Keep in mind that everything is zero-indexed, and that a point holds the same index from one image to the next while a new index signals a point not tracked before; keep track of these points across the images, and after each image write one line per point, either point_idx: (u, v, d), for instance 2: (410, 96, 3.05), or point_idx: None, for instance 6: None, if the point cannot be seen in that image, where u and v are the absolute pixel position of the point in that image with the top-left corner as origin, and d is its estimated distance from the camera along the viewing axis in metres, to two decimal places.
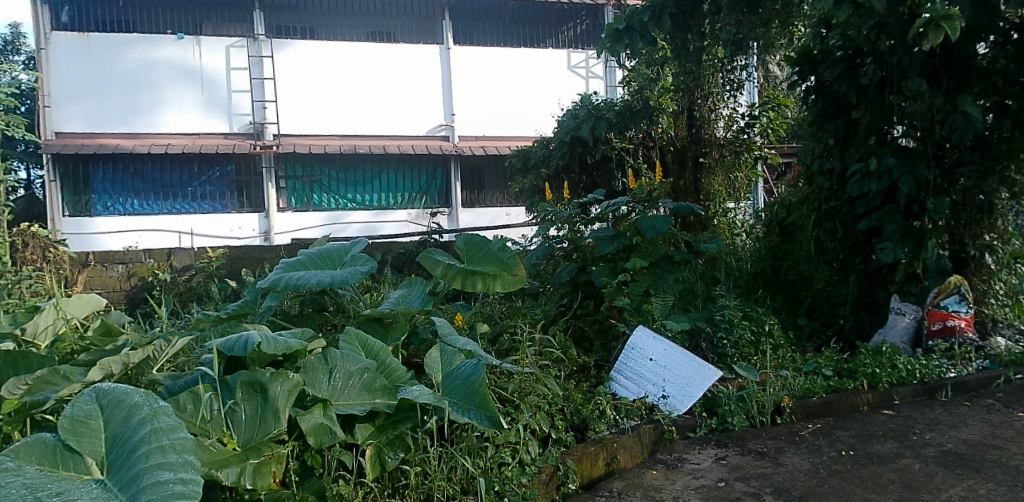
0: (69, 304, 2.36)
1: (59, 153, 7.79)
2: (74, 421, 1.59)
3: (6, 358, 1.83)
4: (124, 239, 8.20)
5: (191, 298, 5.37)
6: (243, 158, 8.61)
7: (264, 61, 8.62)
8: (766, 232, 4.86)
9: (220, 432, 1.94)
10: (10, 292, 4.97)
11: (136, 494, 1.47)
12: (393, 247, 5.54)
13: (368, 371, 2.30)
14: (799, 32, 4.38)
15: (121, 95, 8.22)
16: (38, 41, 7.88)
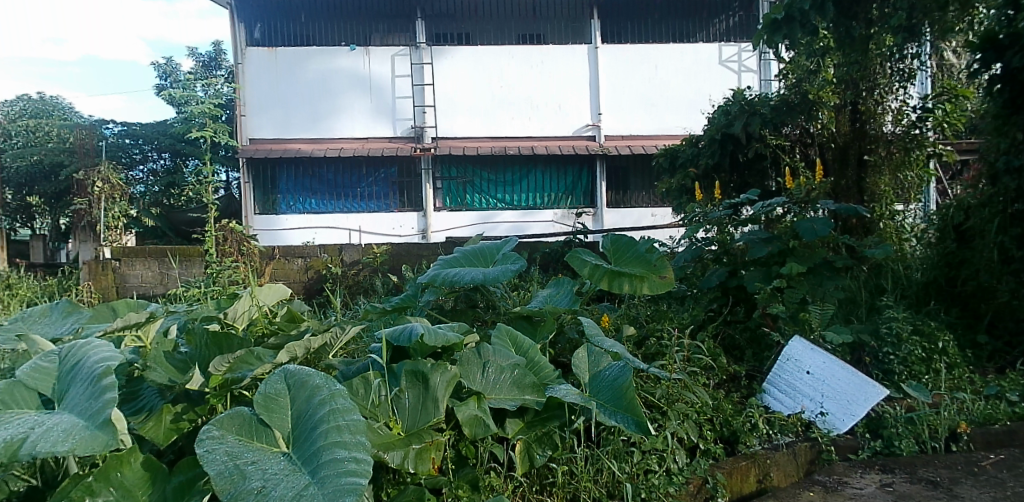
0: (262, 293, 2.58)
1: (251, 156, 8.70)
2: (267, 398, 1.76)
3: (212, 338, 2.01)
4: (305, 234, 8.94)
5: (359, 290, 5.80)
6: (405, 160, 9.14)
7: (425, 67, 9.10)
8: (937, 237, 4.32)
9: (387, 417, 2.07)
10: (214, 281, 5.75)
11: (316, 469, 1.62)
12: (540, 246, 5.60)
13: (519, 367, 2.35)
14: (980, 14, 3.89)
15: (303, 103, 9.04)
16: (236, 57, 8.86)
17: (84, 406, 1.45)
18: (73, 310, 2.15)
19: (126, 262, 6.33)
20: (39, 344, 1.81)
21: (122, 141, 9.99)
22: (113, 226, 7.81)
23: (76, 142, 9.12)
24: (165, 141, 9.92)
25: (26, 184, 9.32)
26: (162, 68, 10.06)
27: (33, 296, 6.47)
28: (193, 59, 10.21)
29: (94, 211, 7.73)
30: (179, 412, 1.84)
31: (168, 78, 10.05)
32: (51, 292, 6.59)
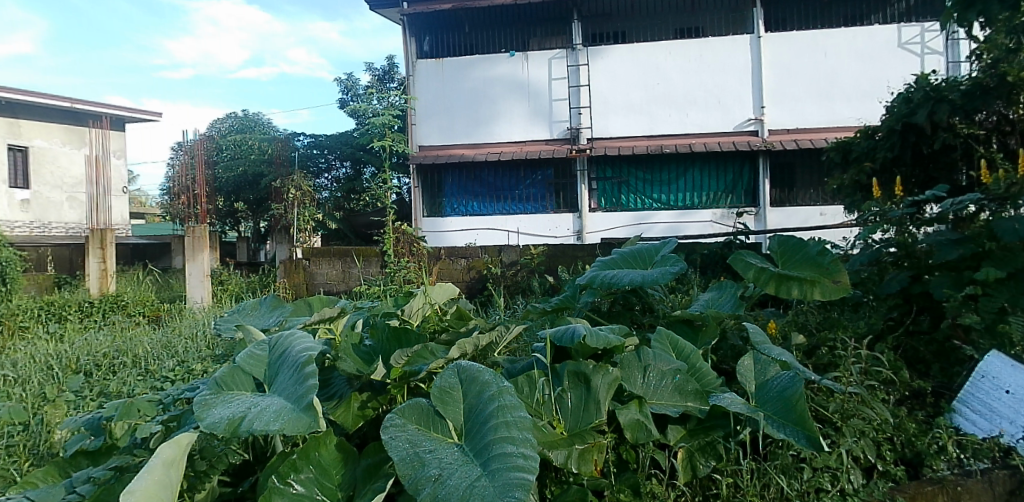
0: (434, 291, 2.74)
1: (421, 162, 9.24)
2: (442, 390, 1.87)
3: (393, 333, 2.17)
4: (467, 236, 9.36)
5: (518, 290, 5.96)
6: (560, 162, 9.25)
7: (581, 69, 9.15)
8: None
9: (550, 416, 2.11)
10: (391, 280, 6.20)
11: (487, 462, 1.68)
12: (698, 247, 5.40)
13: (681, 373, 2.29)
14: None
15: (465, 110, 9.44)
16: (407, 69, 9.48)
17: (291, 390, 1.62)
18: (278, 304, 2.41)
19: (314, 261, 6.98)
20: (252, 334, 2.02)
21: (310, 152, 10.79)
22: (303, 228, 8.73)
23: (273, 154, 10.14)
24: (347, 150, 10.61)
25: (234, 192, 10.64)
26: (344, 83, 10.97)
27: (240, 291, 7.36)
28: (370, 73, 11.05)
29: (288, 216, 8.67)
30: (364, 400, 2.00)
31: (348, 92, 10.94)
32: (254, 288, 7.47)
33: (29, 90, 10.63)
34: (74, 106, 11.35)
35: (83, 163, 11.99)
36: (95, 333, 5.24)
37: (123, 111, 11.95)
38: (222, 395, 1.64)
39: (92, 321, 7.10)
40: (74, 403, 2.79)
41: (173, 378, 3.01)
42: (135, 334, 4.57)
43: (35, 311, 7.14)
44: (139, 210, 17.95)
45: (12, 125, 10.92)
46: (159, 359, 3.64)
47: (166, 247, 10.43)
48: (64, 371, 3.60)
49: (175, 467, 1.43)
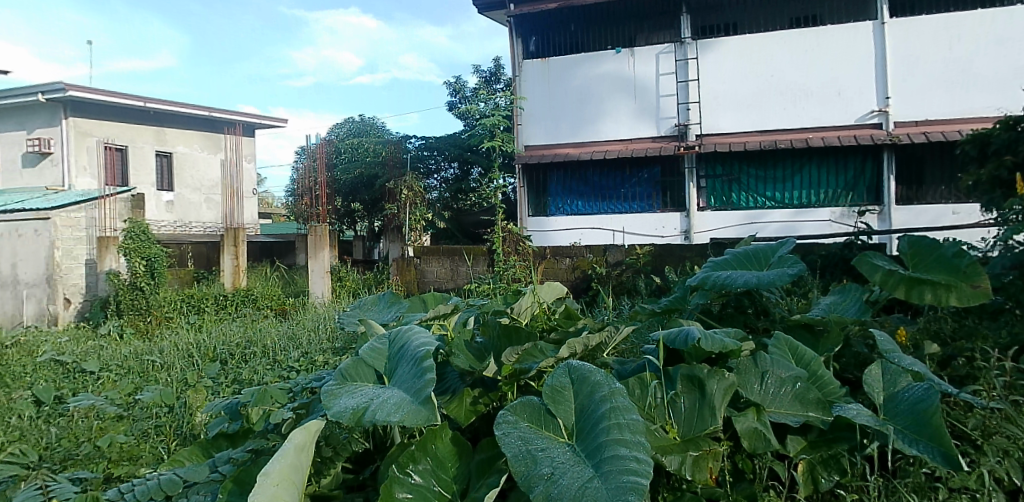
0: (542, 290, 2.75)
1: (527, 162, 9.31)
2: (554, 389, 1.86)
3: (503, 330, 2.17)
4: (571, 235, 9.34)
5: (624, 290, 5.89)
6: (668, 160, 9.04)
7: (690, 63, 8.91)
8: None
9: (662, 420, 2.05)
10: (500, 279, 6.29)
11: (599, 464, 1.65)
12: (815, 247, 5.11)
13: (801, 380, 2.17)
14: None
15: (571, 109, 9.41)
16: (514, 70, 9.59)
17: (410, 383, 1.66)
18: (395, 300, 2.48)
19: (424, 259, 7.21)
20: (373, 327, 2.11)
21: (421, 154, 11.10)
22: (414, 227, 9.08)
23: (387, 156, 10.57)
24: (454, 151, 10.79)
25: (351, 193, 11.20)
26: (453, 86, 11.24)
27: (357, 288, 7.74)
28: (477, 75, 11.26)
29: (400, 216, 9.03)
30: (476, 396, 2.03)
31: (457, 95, 11.21)
32: (369, 284, 7.83)
33: (173, 100, 11.65)
34: (211, 115, 12.34)
35: (218, 167, 13.02)
36: (231, 324, 5.68)
37: (253, 118, 12.87)
38: (346, 386, 1.72)
39: (226, 313, 7.70)
40: (213, 388, 3.03)
41: (301, 368, 3.20)
42: (266, 325, 4.90)
43: (179, 303, 7.85)
44: (266, 209, 19.29)
45: (159, 132, 12.00)
46: (285, 349, 3.88)
47: (290, 245, 11.14)
48: (205, 358, 3.91)
49: (305, 453, 1.50)
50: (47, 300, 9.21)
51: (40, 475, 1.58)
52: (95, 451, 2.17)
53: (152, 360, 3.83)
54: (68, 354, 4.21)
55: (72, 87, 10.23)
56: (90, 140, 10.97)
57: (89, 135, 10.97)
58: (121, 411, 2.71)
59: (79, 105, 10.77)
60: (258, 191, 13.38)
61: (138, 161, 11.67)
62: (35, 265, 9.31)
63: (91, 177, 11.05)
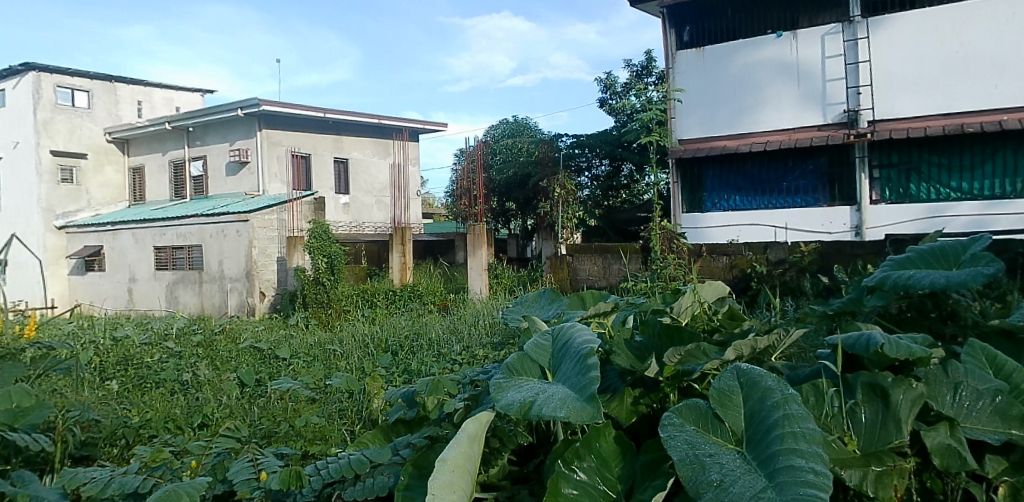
0: (703, 290, 2.68)
1: (680, 157, 9.03)
2: (721, 393, 1.75)
3: (665, 329, 2.09)
4: (727, 232, 8.89)
5: (787, 290, 5.56)
6: (836, 149, 8.41)
7: (860, 43, 8.20)
8: None
9: (841, 431, 1.79)
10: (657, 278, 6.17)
11: (772, 473, 1.51)
12: (1013, 244, 4.52)
13: (1003, 394, 1.80)
14: None
15: (727, 99, 8.99)
16: (667, 61, 9.31)
17: (576, 380, 1.67)
18: (556, 297, 2.51)
19: (576, 256, 7.26)
20: (536, 324, 2.16)
21: (572, 151, 10.98)
22: (567, 225, 9.18)
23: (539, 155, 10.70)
24: (605, 148, 10.58)
25: (505, 193, 11.53)
26: (603, 82, 11.18)
27: (512, 284, 7.97)
28: (628, 69, 11.11)
29: (554, 214, 9.25)
30: (637, 396, 2.00)
31: (608, 90, 11.14)
32: (524, 281, 8.03)
33: (346, 110, 12.63)
34: (381, 122, 13.22)
35: (388, 171, 13.89)
36: (401, 318, 6.08)
37: (416, 123, 13.61)
38: (513, 380, 1.78)
39: (394, 307, 8.24)
40: (387, 376, 3.25)
41: (465, 362, 3.35)
42: (431, 319, 5.16)
43: (354, 297, 8.49)
44: (426, 210, 20.36)
45: (337, 140, 13.09)
46: (447, 343, 4.08)
47: (449, 243, 11.68)
48: (378, 349, 4.21)
49: (477, 443, 1.57)
50: (246, 293, 10.44)
51: (253, 448, 1.79)
52: (293, 429, 2.42)
53: (333, 348, 4.20)
54: (265, 341, 4.71)
55: (265, 102, 11.45)
56: (280, 149, 12.21)
57: (279, 145, 12.21)
58: (313, 394, 3.01)
59: (269, 118, 12.01)
60: (422, 192, 14.13)
61: (319, 166, 12.75)
62: (237, 262, 10.53)
63: (281, 182, 12.27)
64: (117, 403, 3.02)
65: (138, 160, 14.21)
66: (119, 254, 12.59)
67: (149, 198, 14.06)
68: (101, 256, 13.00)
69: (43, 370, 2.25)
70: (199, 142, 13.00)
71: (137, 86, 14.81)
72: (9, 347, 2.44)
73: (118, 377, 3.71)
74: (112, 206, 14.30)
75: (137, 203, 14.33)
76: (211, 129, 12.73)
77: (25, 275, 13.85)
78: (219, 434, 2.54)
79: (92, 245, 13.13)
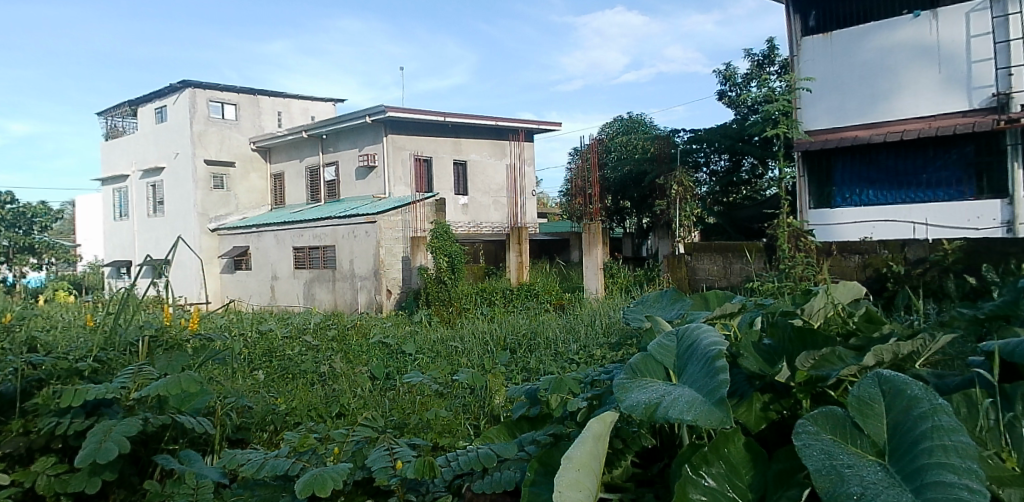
0: (836, 291, 2.53)
1: (807, 149, 8.53)
2: (858, 401, 1.50)
3: (797, 332, 1.98)
4: (861, 230, 8.39)
5: (932, 291, 5.11)
6: (985, 137, 7.63)
7: (1011, 19, 7.41)
8: None
9: (998, 448, 1.53)
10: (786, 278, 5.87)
11: (920, 490, 1.27)
12: None
13: None
14: None
15: (859, 86, 8.42)
16: (792, 49, 8.87)
17: (702, 382, 1.62)
18: (679, 297, 2.46)
19: (696, 256, 7.12)
20: (660, 324, 2.12)
21: (690, 147, 10.57)
22: (685, 223, 8.93)
23: (657, 151, 10.48)
24: (724, 142, 10.12)
25: (621, 191, 11.40)
26: (722, 74, 10.80)
27: (629, 284, 7.89)
28: (749, 59, 10.65)
29: (671, 212, 9.07)
30: (766, 401, 1.90)
31: (727, 82, 10.76)
32: (641, 281, 7.92)
33: (464, 113, 12.99)
34: (497, 124, 13.47)
35: (504, 172, 14.12)
36: (518, 316, 6.19)
37: (532, 123, 13.75)
38: (637, 381, 1.76)
39: (512, 306, 8.38)
40: (507, 373, 3.32)
41: (584, 363, 3.34)
42: (548, 318, 5.20)
43: (473, 295, 8.71)
44: (540, 209, 20.52)
45: (456, 143, 13.44)
46: (564, 342, 4.10)
47: (564, 242, 11.73)
48: (498, 346, 4.31)
49: (602, 442, 1.56)
50: (375, 290, 11.02)
51: (387, 439, 1.88)
52: (423, 421, 2.51)
53: (454, 345, 4.34)
54: (393, 337, 4.95)
55: (391, 108, 12.01)
56: (403, 153, 12.76)
57: (403, 149, 12.76)
58: (441, 389, 3.13)
59: (394, 124, 12.61)
60: (537, 191, 14.24)
61: (441, 169, 13.18)
62: (366, 261, 11.12)
63: (405, 185, 12.84)
64: (265, 391, 3.26)
65: (279, 166, 15.33)
66: (263, 253, 13.63)
67: (288, 201, 15.13)
68: (247, 255, 14.12)
69: (203, 359, 2.46)
70: (332, 149, 13.83)
71: (277, 98, 15.98)
72: (176, 337, 2.71)
73: (264, 367, 4.02)
74: (256, 210, 15.53)
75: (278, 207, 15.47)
76: (342, 136, 13.51)
77: (184, 272, 15.30)
78: (357, 423, 2.68)
79: (239, 246, 14.30)
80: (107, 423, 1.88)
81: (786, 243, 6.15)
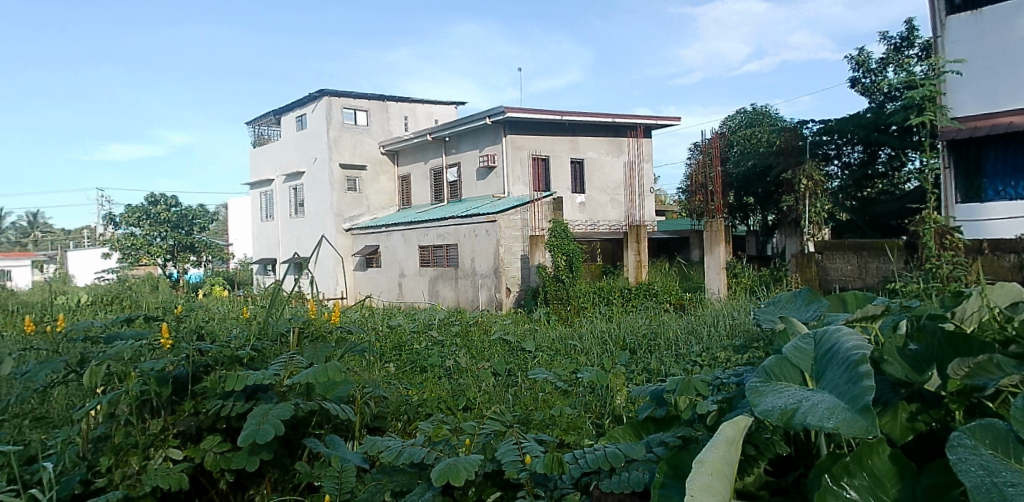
0: (993, 292, 2.29)
1: (954, 137, 7.53)
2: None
3: (948, 336, 1.70)
4: (1017, 227, 7.60)
5: None
6: None
7: None
8: None
9: None
10: (932, 278, 5.43)
11: None
12: None
13: None
14: None
15: (1015, 67, 7.61)
16: (934, 30, 8.20)
17: (845, 389, 1.52)
18: (814, 298, 2.34)
19: (827, 255, 6.89)
20: (795, 327, 2.02)
21: (819, 138, 10.07)
22: (815, 220, 8.59)
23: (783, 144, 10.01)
24: (858, 133, 9.51)
25: (744, 188, 11.07)
26: (854, 60, 10.11)
27: (754, 284, 7.58)
28: (886, 42, 9.89)
29: (799, 208, 8.72)
30: (914, 411, 1.67)
31: (861, 68, 10.06)
32: (766, 281, 7.61)
33: (582, 111, 12.98)
34: (615, 121, 13.36)
35: (622, 169, 13.96)
36: (638, 315, 6.12)
37: (650, 119, 13.50)
38: (771, 385, 1.69)
39: (631, 305, 8.30)
40: (628, 374, 3.31)
41: (709, 366, 3.23)
42: (669, 319, 5.11)
43: (591, 294, 8.71)
44: (657, 207, 20.13)
45: (573, 141, 13.45)
46: (688, 343, 4.01)
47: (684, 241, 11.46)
48: (617, 346, 4.27)
49: (735, 446, 1.50)
50: (495, 288, 11.29)
51: (516, 433, 1.92)
52: (548, 418, 2.54)
53: (573, 344, 4.36)
54: (513, 334, 5.06)
55: (510, 109, 12.23)
56: (522, 153, 12.98)
57: (521, 149, 12.97)
58: (566, 387, 3.16)
59: (513, 124, 12.84)
60: (655, 188, 13.97)
61: (558, 168, 13.24)
62: (486, 259, 11.41)
63: (523, 184, 13.02)
64: (398, 383, 3.43)
65: (405, 168, 16.05)
66: (391, 252, 14.30)
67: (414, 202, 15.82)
68: (376, 254, 14.88)
69: (344, 350, 2.63)
70: (454, 150, 14.27)
71: (403, 103, 16.71)
72: (320, 329, 2.87)
73: (395, 360, 4.23)
74: (385, 210, 16.36)
75: (405, 207, 16.22)
76: (464, 137, 13.91)
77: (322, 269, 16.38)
78: (483, 417, 2.76)
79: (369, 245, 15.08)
80: (265, 407, 2.06)
81: (932, 240, 5.69)
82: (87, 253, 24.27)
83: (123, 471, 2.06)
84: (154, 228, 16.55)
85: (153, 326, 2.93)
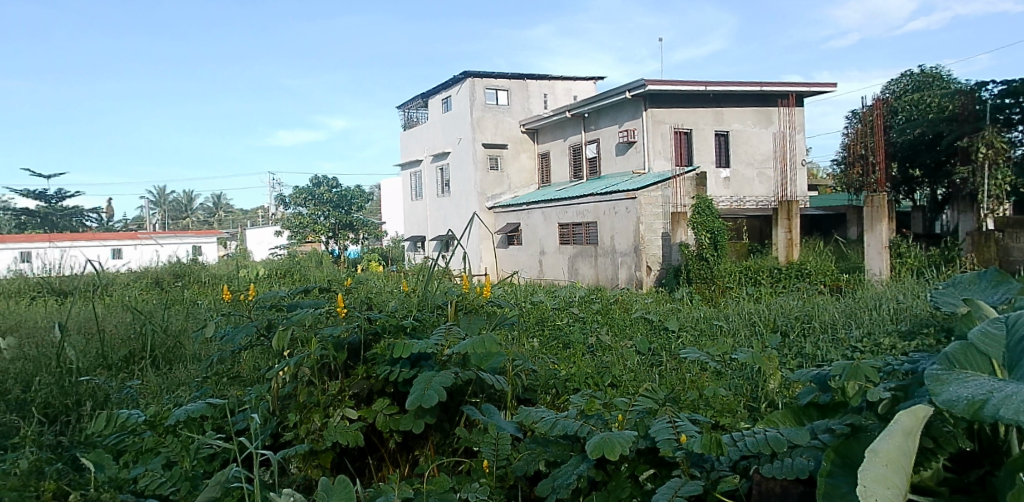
0: None
1: None
2: None
3: None
4: None
5: None
6: None
7: None
8: None
9: None
10: None
11: None
12: None
13: None
14: None
15: None
16: None
17: None
18: (1003, 279, 2.10)
19: (1010, 233, 6.30)
20: (983, 310, 1.84)
21: (1002, 101, 8.78)
22: (995, 193, 7.76)
23: (958, 108, 9.06)
24: None
25: (910, 158, 10.10)
26: None
27: (921, 265, 6.97)
28: None
29: (975, 180, 7.90)
30: None
31: None
32: (937, 262, 6.95)
33: (728, 81, 12.40)
34: (763, 89, 12.62)
35: (770, 141, 13.18)
36: (794, 296, 5.83)
37: (803, 86, 12.62)
38: (954, 373, 1.54)
39: (781, 286, 7.91)
40: (781, 357, 3.19)
41: (876, 350, 3.03)
42: (826, 300, 4.83)
43: (738, 274, 8.39)
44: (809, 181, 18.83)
45: (718, 113, 12.89)
46: (846, 327, 3.78)
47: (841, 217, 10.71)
48: (767, 328, 4.11)
49: (913, 438, 1.39)
50: (635, 266, 11.17)
51: (670, 411, 1.91)
52: (700, 398, 2.51)
53: (719, 324, 4.25)
54: (655, 312, 5.03)
55: (651, 82, 11.94)
56: (664, 127, 12.68)
57: (663, 123, 12.67)
58: (718, 367, 3.09)
59: (655, 98, 12.56)
60: (807, 161, 13.09)
61: (702, 141, 12.80)
62: (626, 237, 11.31)
63: (664, 158, 12.77)
64: (546, 357, 3.52)
65: (545, 146, 16.25)
66: (531, 230, 14.50)
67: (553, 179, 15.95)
68: (518, 232, 15.09)
69: (497, 323, 2.74)
70: (593, 126, 14.19)
71: (542, 81, 16.80)
72: (473, 302, 3.01)
73: (538, 334, 4.35)
74: (526, 188, 16.64)
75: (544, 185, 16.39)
76: (603, 113, 13.81)
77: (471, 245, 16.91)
78: (633, 394, 2.77)
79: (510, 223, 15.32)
80: (427, 374, 2.17)
81: None
82: (260, 230, 26.71)
83: (307, 426, 2.30)
84: (318, 208, 17.91)
85: (327, 297, 3.19)
